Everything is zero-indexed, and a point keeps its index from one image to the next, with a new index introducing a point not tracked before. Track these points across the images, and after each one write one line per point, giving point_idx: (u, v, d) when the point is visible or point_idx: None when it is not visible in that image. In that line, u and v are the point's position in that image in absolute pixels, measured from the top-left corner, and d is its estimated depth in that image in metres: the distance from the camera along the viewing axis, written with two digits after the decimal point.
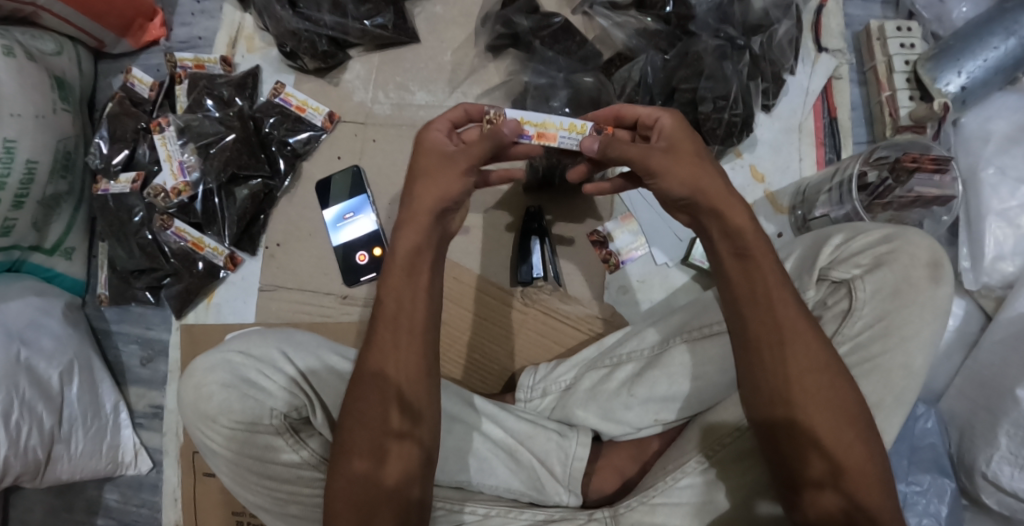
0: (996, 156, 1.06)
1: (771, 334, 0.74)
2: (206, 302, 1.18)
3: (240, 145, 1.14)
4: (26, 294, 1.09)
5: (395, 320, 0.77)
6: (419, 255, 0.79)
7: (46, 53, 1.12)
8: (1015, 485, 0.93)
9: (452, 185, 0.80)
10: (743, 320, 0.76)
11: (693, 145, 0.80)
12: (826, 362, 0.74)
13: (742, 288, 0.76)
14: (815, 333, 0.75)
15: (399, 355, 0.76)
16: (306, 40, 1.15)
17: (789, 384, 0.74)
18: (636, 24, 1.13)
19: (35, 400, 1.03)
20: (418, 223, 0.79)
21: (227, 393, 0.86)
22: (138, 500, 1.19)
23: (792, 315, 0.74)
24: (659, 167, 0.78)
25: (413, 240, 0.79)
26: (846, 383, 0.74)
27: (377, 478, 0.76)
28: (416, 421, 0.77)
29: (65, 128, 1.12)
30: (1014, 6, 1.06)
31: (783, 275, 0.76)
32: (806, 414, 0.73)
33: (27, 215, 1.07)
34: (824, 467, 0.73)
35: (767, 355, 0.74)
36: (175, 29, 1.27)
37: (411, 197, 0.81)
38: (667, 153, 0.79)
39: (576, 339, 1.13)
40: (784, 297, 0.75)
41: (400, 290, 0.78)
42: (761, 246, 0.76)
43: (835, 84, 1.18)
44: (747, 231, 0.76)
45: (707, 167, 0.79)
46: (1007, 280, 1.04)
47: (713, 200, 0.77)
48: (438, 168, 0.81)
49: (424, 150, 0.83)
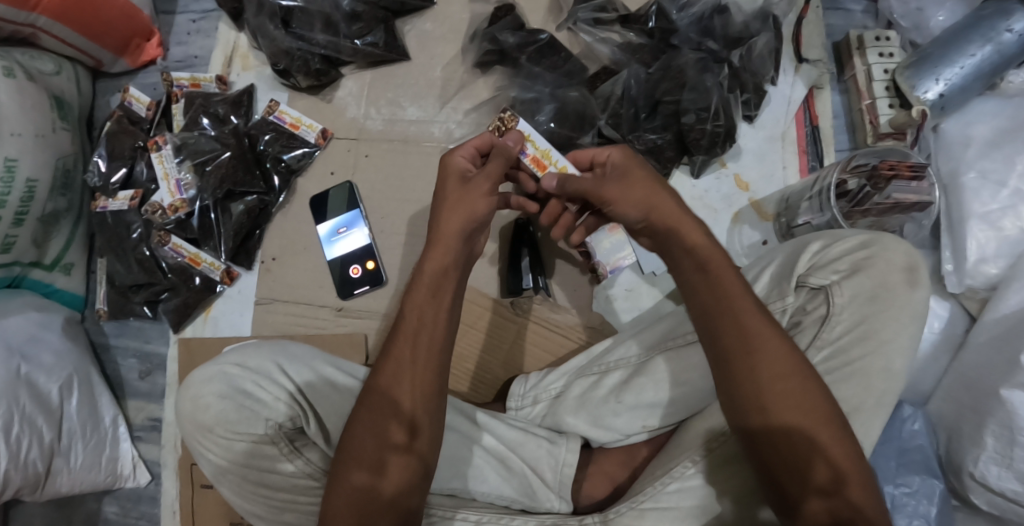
0: (977, 160, 1.08)
1: (739, 345, 0.77)
2: (203, 316, 1.20)
3: (236, 161, 1.17)
4: (26, 310, 1.11)
5: (416, 336, 0.80)
6: (447, 274, 0.83)
7: (45, 74, 1.14)
8: (1003, 485, 0.95)
9: (477, 206, 0.85)
10: (713, 334, 0.79)
11: (643, 171, 0.87)
12: (797, 366, 0.76)
13: (706, 301, 0.79)
14: (781, 337, 0.78)
15: (417, 371, 0.80)
16: (298, 59, 1.18)
17: (762, 392, 0.76)
18: (620, 39, 1.17)
19: (35, 414, 1.05)
20: (446, 246, 0.84)
21: (223, 404, 0.88)
22: (137, 512, 1.20)
23: (757, 323, 0.77)
24: (613, 195, 0.86)
25: (440, 261, 0.83)
26: (821, 387, 0.77)
27: (376, 490, 0.78)
28: (414, 433, 0.79)
29: (64, 147, 1.15)
30: (990, 13, 1.08)
31: (743, 284, 0.80)
32: (780, 419, 0.75)
33: (27, 232, 1.09)
34: (828, 475, 0.74)
35: (738, 364, 0.77)
36: (172, 49, 1.30)
37: (438, 222, 0.85)
38: (620, 180, 0.86)
39: (565, 347, 1.17)
40: (745, 306, 0.78)
41: (422, 308, 0.82)
42: (719, 259, 0.81)
43: (816, 94, 1.20)
44: (704, 247, 0.81)
45: (660, 190, 0.85)
46: (991, 282, 1.06)
47: (667, 220, 0.83)
48: (466, 193, 0.86)
49: (448, 176, 0.88)
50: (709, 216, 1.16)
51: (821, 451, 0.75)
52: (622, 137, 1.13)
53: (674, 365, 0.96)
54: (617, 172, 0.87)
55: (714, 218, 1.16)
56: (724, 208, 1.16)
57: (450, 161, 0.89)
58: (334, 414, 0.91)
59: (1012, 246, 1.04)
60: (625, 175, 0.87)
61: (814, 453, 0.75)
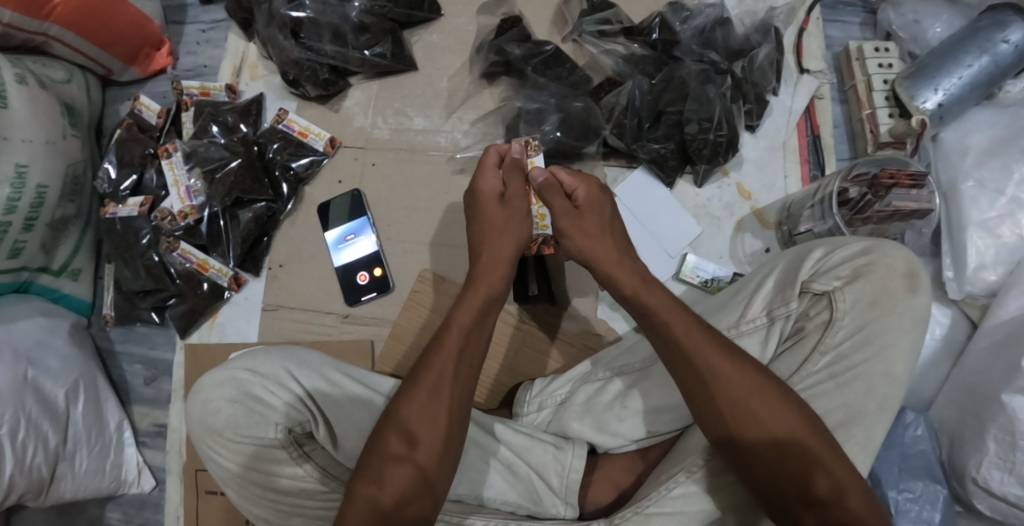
0: (974, 169, 1.10)
1: (695, 377, 0.80)
2: (209, 322, 1.21)
3: (244, 169, 1.18)
4: (32, 315, 1.12)
5: (458, 350, 0.83)
6: (493, 302, 0.87)
7: (57, 81, 1.16)
8: (1005, 489, 0.96)
9: (522, 229, 0.91)
10: (671, 369, 0.82)
11: (599, 217, 0.89)
12: (757, 386, 0.79)
13: (657, 337, 0.83)
14: (735, 361, 0.80)
15: (453, 386, 0.82)
16: (307, 69, 1.20)
17: (725, 415, 0.79)
18: (623, 51, 1.19)
19: (40, 419, 1.05)
20: (496, 274, 0.89)
21: (235, 408, 0.89)
22: (140, 518, 1.20)
23: (713, 354, 0.80)
24: (566, 230, 0.88)
25: (490, 286, 0.88)
26: (792, 402, 0.78)
27: (377, 501, 0.79)
28: (414, 445, 0.80)
29: (74, 153, 1.16)
30: (986, 25, 1.10)
31: (691, 316, 0.82)
32: (752, 438, 0.78)
33: (37, 237, 1.10)
34: (829, 486, 0.76)
35: (701, 393, 0.80)
36: (182, 58, 1.31)
37: (481, 246, 0.90)
38: (578, 219, 0.89)
39: (572, 354, 1.17)
40: (695, 340, 0.80)
41: (468, 326, 0.85)
42: (661, 303, 0.83)
43: (817, 103, 1.22)
44: (643, 294, 0.84)
45: (606, 239, 0.87)
46: (990, 289, 1.08)
47: (609, 269, 0.86)
48: (510, 225, 0.91)
49: (485, 199, 0.92)
50: (711, 224, 1.18)
51: (813, 462, 0.76)
52: (626, 146, 1.16)
53: None
54: (575, 209, 0.89)
55: (717, 226, 1.17)
56: (727, 216, 1.18)
57: (480, 184, 0.93)
58: (342, 419, 0.92)
59: (1011, 253, 1.07)
60: (582, 210, 0.89)
61: (804, 464, 0.76)
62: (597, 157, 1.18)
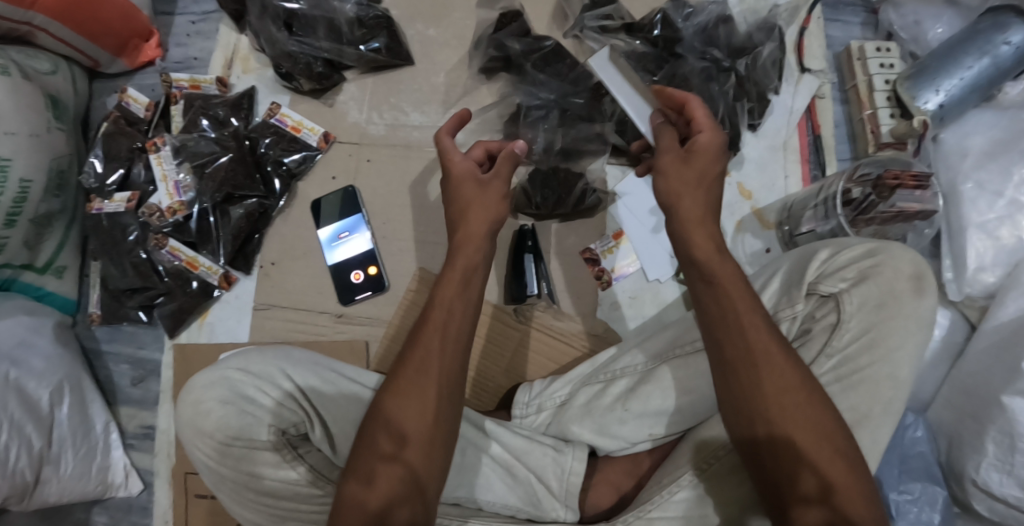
0: (974, 171, 1.10)
1: (739, 356, 0.76)
2: (199, 321, 1.18)
3: (236, 164, 1.15)
4: (16, 313, 1.08)
5: (444, 328, 0.80)
6: (474, 274, 0.83)
7: (41, 73, 1.12)
8: (1003, 491, 0.95)
9: (495, 208, 0.86)
10: (717, 345, 0.78)
11: (709, 165, 0.81)
12: (801, 380, 0.75)
13: (712, 311, 0.78)
14: (785, 352, 0.76)
15: (444, 361, 0.79)
16: (301, 63, 1.17)
17: (758, 402, 0.75)
18: (625, 46, 1.13)
19: (24, 422, 1.02)
20: (475, 245, 0.84)
21: (225, 410, 0.86)
22: (127, 522, 1.17)
23: (763, 336, 0.76)
24: (665, 165, 0.84)
25: (469, 258, 0.84)
26: (821, 403, 0.75)
27: (364, 501, 0.76)
28: (404, 444, 0.78)
29: (59, 147, 1.12)
30: (986, 27, 1.10)
31: (753, 297, 0.78)
32: (782, 431, 0.74)
33: (20, 234, 1.06)
34: (819, 488, 0.73)
35: (742, 375, 0.76)
36: (171, 50, 1.28)
37: (461, 220, 0.86)
38: (682, 160, 0.83)
39: (570, 355, 1.14)
40: (754, 320, 0.77)
41: (451, 301, 0.81)
42: (729, 274, 0.79)
43: (818, 103, 1.22)
44: (710, 260, 0.79)
45: (710, 191, 0.82)
46: (989, 290, 1.08)
47: (689, 227, 0.80)
48: (486, 203, 0.86)
49: (462, 180, 0.87)
50: None
51: (809, 465, 0.73)
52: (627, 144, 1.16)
53: (681, 372, 0.96)
54: (686, 153, 0.83)
55: None
56: (727, 216, 1.17)
57: (452, 165, 0.88)
58: (339, 417, 0.90)
59: (1010, 255, 1.07)
60: (693, 156, 0.82)
61: (797, 464, 0.73)
62: (598, 154, 1.19)
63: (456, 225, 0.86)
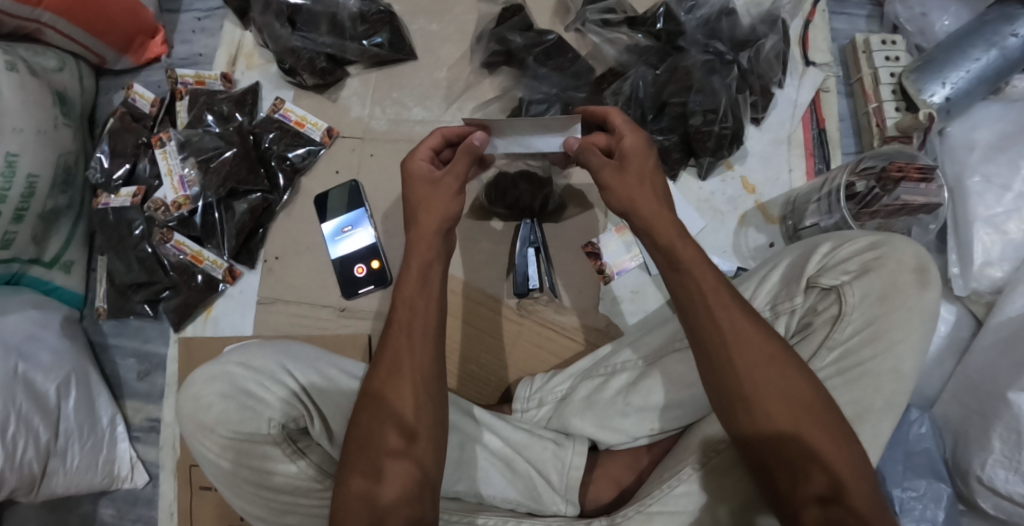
0: (981, 164, 1.08)
1: (715, 340, 0.76)
2: (204, 315, 1.19)
3: (240, 160, 1.16)
4: (25, 307, 1.10)
5: (410, 326, 0.80)
6: (431, 269, 0.82)
7: (48, 70, 1.14)
8: (1010, 488, 0.94)
9: (450, 207, 0.85)
10: (691, 329, 0.78)
11: (646, 163, 0.83)
12: (772, 355, 0.74)
13: (682, 297, 0.78)
14: (755, 326, 0.76)
15: (415, 357, 0.79)
16: (305, 58, 1.18)
17: (737, 397, 0.75)
18: (628, 40, 1.15)
19: (32, 413, 1.03)
20: (426, 245, 0.83)
21: (226, 403, 0.87)
22: (133, 515, 1.18)
23: (732, 317, 0.76)
24: (609, 183, 0.83)
25: (424, 255, 0.83)
26: (802, 380, 0.74)
27: (375, 496, 0.76)
28: (413, 438, 0.78)
29: (65, 144, 1.13)
30: (994, 18, 1.09)
31: (719, 279, 0.78)
32: (773, 425, 0.73)
33: (27, 229, 1.08)
34: (826, 476, 0.71)
35: (714, 356, 0.76)
36: (176, 47, 1.29)
37: (416, 223, 0.85)
38: (619, 170, 0.83)
39: (572, 350, 1.14)
40: (722, 301, 0.76)
41: (414, 299, 0.81)
42: (693, 256, 0.78)
43: (824, 97, 1.21)
44: (677, 245, 0.79)
45: (652, 187, 0.82)
46: (996, 285, 1.06)
47: (647, 219, 0.80)
48: (438, 203, 0.84)
49: (415, 180, 0.86)
50: (715, 217, 1.16)
51: (808, 454, 0.72)
52: None
53: (680, 367, 0.94)
54: (620, 161, 0.83)
55: (720, 220, 1.16)
56: (730, 210, 1.16)
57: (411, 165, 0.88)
58: (338, 413, 0.90)
59: (1016, 249, 1.05)
60: (626, 161, 0.83)
61: (802, 457, 0.72)
62: None
63: (413, 226, 0.85)
